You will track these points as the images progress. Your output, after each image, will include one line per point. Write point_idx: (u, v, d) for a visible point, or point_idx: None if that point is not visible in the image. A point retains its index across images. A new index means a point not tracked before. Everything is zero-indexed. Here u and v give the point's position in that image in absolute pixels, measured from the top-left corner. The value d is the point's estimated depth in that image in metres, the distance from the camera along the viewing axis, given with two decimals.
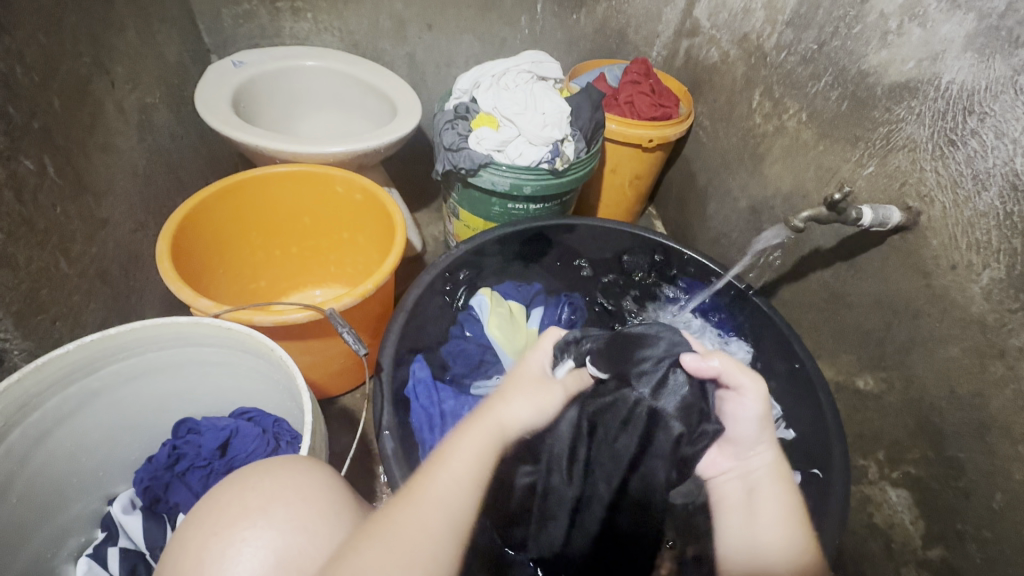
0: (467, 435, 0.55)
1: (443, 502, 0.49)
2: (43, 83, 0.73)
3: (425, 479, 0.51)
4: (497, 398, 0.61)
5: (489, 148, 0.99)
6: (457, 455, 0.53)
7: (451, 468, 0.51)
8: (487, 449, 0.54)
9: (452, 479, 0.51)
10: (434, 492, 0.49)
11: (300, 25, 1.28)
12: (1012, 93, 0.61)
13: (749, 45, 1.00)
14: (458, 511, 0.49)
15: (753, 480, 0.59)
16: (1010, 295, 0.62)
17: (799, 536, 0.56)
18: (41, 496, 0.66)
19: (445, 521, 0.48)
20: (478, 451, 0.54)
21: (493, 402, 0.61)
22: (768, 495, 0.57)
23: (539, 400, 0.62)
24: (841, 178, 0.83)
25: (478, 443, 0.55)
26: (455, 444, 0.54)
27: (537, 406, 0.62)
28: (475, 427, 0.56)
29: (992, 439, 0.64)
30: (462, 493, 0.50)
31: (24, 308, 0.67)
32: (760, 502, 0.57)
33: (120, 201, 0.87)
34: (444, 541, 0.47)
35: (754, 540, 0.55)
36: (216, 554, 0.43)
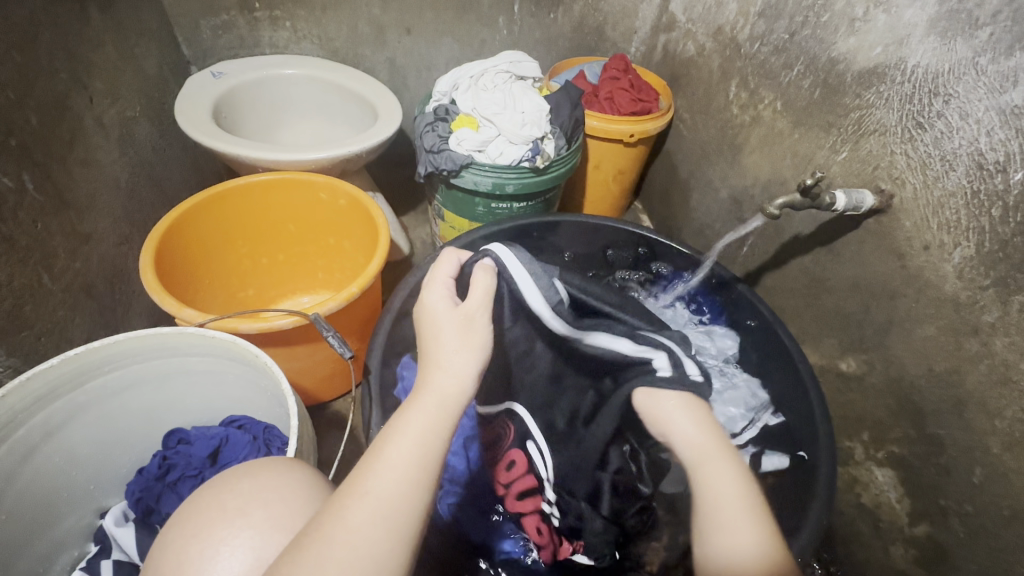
0: (414, 414, 0.47)
1: (375, 497, 0.42)
2: (19, 100, 0.73)
3: (361, 476, 0.44)
4: (432, 357, 0.52)
5: (470, 149, 1.00)
6: (394, 440, 0.46)
7: (390, 461, 0.44)
8: (431, 428, 0.47)
9: (393, 472, 0.44)
10: (365, 490, 0.43)
11: (280, 34, 1.29)
12: (974, 74, 0.62)
13: (723, 38, 1.01)
14: (401, 512, 0.42)
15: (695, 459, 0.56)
16: (980, 272, 0.63)
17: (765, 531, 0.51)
18: (31, 511, 0.66)
19: (381, 521, 0.41)
20: (423, 435, 0.46)
21: (431, 369, 0.51)
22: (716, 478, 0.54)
23: (472, 342, 0.52)
24: (816, 164, 0.84)
25: (424, 424, 0.47)
26: (398, 428, 0.47)
27: (474, 351, 0.52)
28: (420, 404, 0.48)
29: (969, 414, 0.65)
30: (401, 484, 0.43)
31: (8, 325, 0.67)
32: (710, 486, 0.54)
33: (103, 215, 0.87)
34: (386, 548, 0.41)
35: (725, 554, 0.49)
36: (196, 557, 0.44)
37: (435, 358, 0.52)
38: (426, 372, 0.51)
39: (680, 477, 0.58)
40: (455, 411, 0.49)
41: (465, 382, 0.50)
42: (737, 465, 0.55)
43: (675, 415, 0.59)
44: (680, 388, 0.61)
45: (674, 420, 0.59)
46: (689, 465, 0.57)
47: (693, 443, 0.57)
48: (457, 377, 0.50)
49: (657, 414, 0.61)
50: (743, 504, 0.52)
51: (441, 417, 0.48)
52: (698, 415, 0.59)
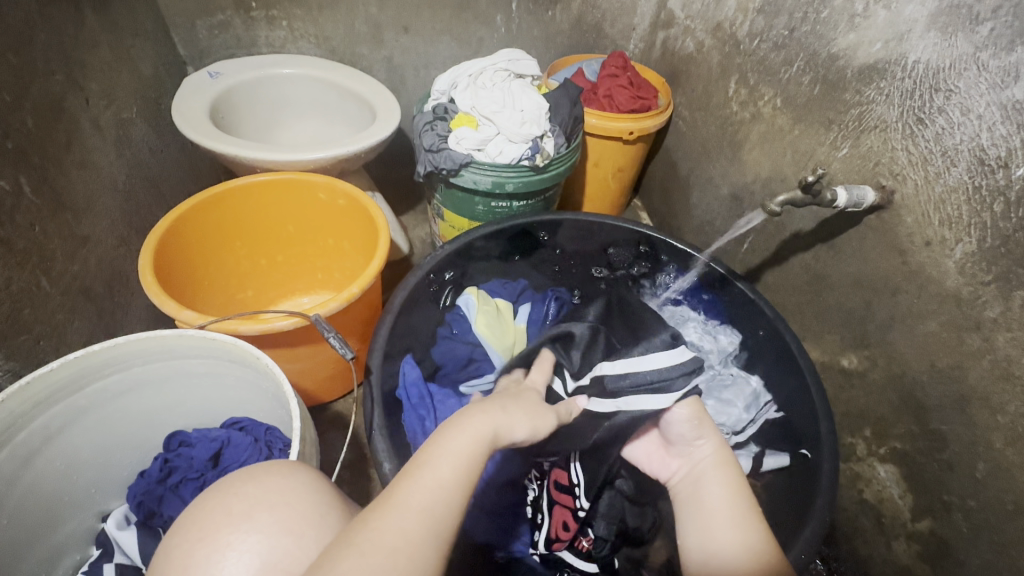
0: (458, 435, 0.49)
1: (428, 509, 0.44)
2: (15, 102, 0.72)
3: (403, 486, 0.45)
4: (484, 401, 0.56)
5: (469, 148, 0.99)
6: (447, 453, 0.48)
7: (438, 474, 0.46)
8: (479, 453, 0.49)
9: (439, 487, 0.45)
10: (419, 501, 0.44)
11: (277, 33, 1.28)
12: (975, 69, 0.62)
13: (722, 34, 1.01)
14: (442, 523, 0.43)
15: (698, 474, 0.69)
16: (982, 267, 0.63)
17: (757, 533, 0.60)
18: (33, 516, 0.66)
19: (427, 529, 0.42)
20: (467, 456, 0.48)
21: (481, 409, 0.55)
22: (712, 491, 0.66)
23: (530, 415, 0.59)
24: (817, 161, 0.84)
25: (470, 447, 0.49)
26: (440, 446, 0.49)
27: (529, 422, 0.58)
28: (464, 427, 0.51)
29: (972, 409, 0.65)
30: (450, 499, 0.45)
31: (7, 328, 0.67)
32: (705, 497, 0.66)
33: (101, 217, 0.87)
34: (427, 554, 0.41)
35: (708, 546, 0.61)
36: (202, 561, 0.43)
37: (488, 402, 0.56)
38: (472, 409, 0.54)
39: (683, 485, 0.70)
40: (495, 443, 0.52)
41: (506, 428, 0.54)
42: (736, 478, 0.67)
43: (686, 439, 0.73)
44: (695, 410, 0.74)
45: (693, 435, 0.72)
46: (697, 473, 0.70)
47: (705, 456, 0.70)
48: (509, 427, 0.55)
49: (675, 428, 0.74)
50: (741, 500, 0.64)
51: (483, 444, 0.50)
52: (707, 434, 0.72)
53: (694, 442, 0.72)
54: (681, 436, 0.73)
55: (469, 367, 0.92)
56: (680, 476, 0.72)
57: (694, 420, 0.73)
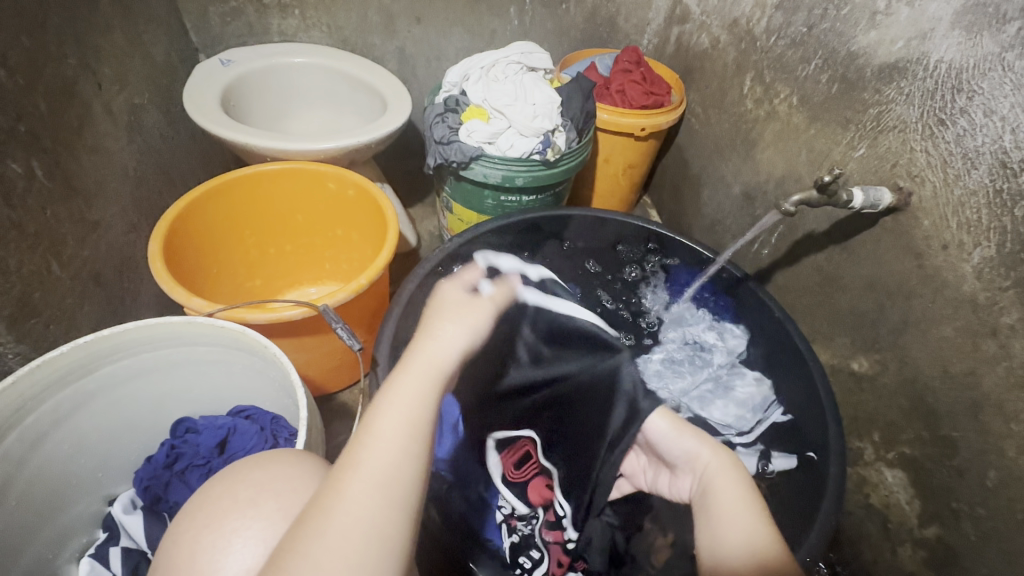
0: (398, 380, 0.50)
1: (380, 469, 0.43)
2: (28, 86, 0.73)
3: (355, 449, 0.45)
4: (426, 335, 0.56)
5: (480, 141, 0.99)
6: (389, 409, 0.48)
7: (386, 427, 0.46)
8: (419, 395, 0.49)
9: (388, 436, 0.45)
10: (368, 463, 0.44)
11: (289, 22, 1.27)
12: (1000, 70, 0.61)
13: (738, 30, 0.99)
14: (399, 469, 0.44)
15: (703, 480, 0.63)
16: (1000, 273, 0.62)
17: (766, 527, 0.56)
18: (40, 498, 0.66)
19: (385, 482, 0.43)
20: (413, 397, 0.49)
21: (421, 343, 0.54)
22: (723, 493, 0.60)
23: (466, 325, 0.57)
24: (832, 161, 0.83)
25: (415, 388, 0.50)
26: (387, 396, 0.49)
27: (466, 333, 0.57)
28: (406, 373, 0.51)
29: (985, 416, 0.64)
30: (401, 448, 0.45)
31: (17, 311, 0.67)
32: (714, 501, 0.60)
33: (111, 202, 0.87)
34: (389, 503, 0.42)
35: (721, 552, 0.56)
36: (208, 549, 0.44)
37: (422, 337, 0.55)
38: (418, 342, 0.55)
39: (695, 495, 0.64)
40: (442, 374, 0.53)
41: (451, 353, 0.54)
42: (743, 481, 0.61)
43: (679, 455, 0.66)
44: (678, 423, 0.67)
45: (684, 447, 0.65)
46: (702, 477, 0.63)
47: (706, 462, 0.63)
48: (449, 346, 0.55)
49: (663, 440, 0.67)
50: (751, 500, 0.59)
51: (428, 380, 0.51)
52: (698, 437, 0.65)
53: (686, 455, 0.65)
54: (672, 451, 0.66)
55: None
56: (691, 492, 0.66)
57: (672, 425, 0.67)
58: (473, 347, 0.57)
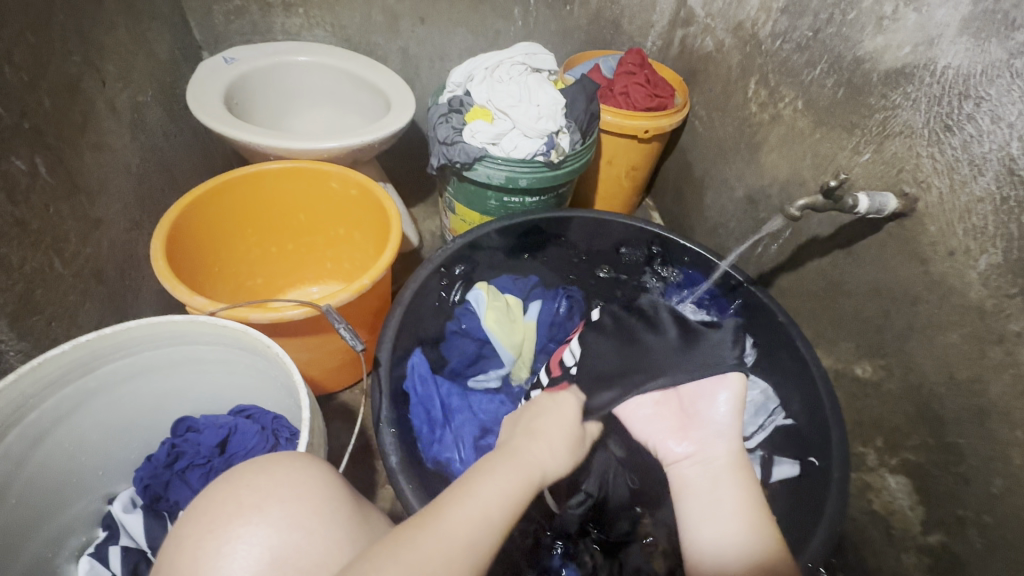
0: (503, 462, 0.54)
1: (466, 527, 0.46)
2: (32, 83, 0.72)
3: (447, 503, 0.47)
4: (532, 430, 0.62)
5: (483, 141, 0.98)
6: (488, 478, 0.51)
7: (480, 491, 0.50)
8: (521, 481, 0.53)
9: (482, 503, 0.48)
10: (459, 517, 0.46)
11: (293, 20, 1.27)
12: (1008, 76, 0.60)
13: (743, 34, 0.99)
14: (485, 539, 0.46)
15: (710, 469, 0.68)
16: (1008, 280, 0.62)
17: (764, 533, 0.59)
18: (41, 496, 0.66)
19: (469, 543, 0.45)
20: (515, 481, 0.52)
21: (529, 441, 0.59)
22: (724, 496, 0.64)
23: (565, 438, 0.63)
24: (837, 165, 0.83)
25: (513, 474, 0.53)
26: (485, 470, 0.52)
27: (564, 446, 0.62)
28: (511, 456, 0.56)
29: (990, 424, 0.64)
30: (489, 518, 0.47)
31: (19, 308, 0.67)
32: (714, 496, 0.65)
33: (114, 200, 0.86)
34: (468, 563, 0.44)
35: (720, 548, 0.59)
36: (211, 554, 0.43)
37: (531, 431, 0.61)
38: (526, 436, 0.60)
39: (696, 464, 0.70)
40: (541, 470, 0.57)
41: (551, 458, 0.59)
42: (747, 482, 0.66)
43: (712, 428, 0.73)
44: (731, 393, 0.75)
45: (712, 434, 0.72)
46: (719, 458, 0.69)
47: (719, 454, 0.70)
48: (550, 453, 0.60)
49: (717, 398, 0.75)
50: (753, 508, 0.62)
51: (529, 470, 0.55)
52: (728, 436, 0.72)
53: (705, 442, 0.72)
54: (718, 423, 0.73)
55: (478, 361, 0.94)
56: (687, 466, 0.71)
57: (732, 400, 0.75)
58: (567, 460, 0.62)
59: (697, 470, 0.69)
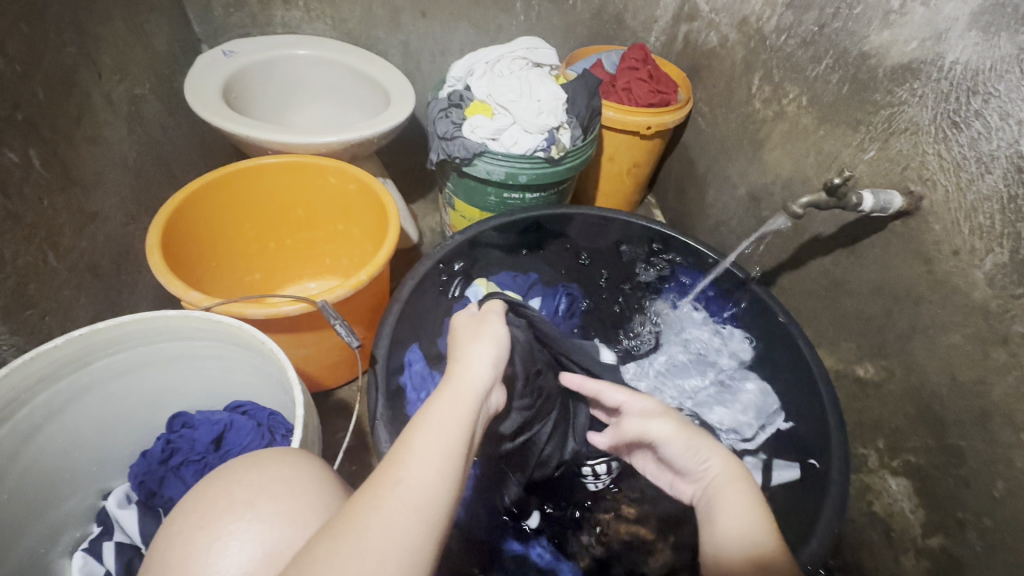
0: (431, 406, 0.48)
1: (410, 491, 0.41)
2: (26, 74, 0.71)
3: (389, 469, 0.43)
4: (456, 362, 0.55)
5: (483, 137, 0.97)
6: (424, 425, 0.46)
7: (412, 449, 0.44)
8: (457, 410, 0.49)
9: (414, 460, 0.43)
10: (398, 479, 0.42)
11: (292, 13, 1.26)
12: (1018, 72, 0.59)
13: (748, 29, 0.97)
14: (425, 497, 0.41)
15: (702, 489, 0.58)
16: (1013, 280, 0.60)
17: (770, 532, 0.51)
18: (33, 491, 0.66)
19: (409, 511, 0.40)
20: (444, 423, 0.47)
21: (456, 368, 0.54)
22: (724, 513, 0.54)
23: (496, 339, 0.58)
24: (842, 163, 0.81)
25: (448, 408, 0.49)
26: (422, 418, 0.48)
27: (497, 348, 0.57)
28: (439, 398, 0.50)
29: (994, 426, 0.63)
30: (433, 465, 0.43)
31: (12, 302, 0.66)
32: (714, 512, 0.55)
33: (110, 194, 0.86)
34: (411, 530, 0.39)
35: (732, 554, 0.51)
36: (203, 550, 0.43)
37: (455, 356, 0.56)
38: (453, 370, 0.54)
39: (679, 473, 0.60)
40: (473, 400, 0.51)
41: (479, 380, 0.52)
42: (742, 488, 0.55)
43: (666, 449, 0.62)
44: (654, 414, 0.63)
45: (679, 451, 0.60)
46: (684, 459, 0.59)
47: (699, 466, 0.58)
48: (478, 376, 0.53)
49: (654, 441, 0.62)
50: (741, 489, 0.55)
51: (458, 407, 0.49)
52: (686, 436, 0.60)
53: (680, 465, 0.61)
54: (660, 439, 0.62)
55: None
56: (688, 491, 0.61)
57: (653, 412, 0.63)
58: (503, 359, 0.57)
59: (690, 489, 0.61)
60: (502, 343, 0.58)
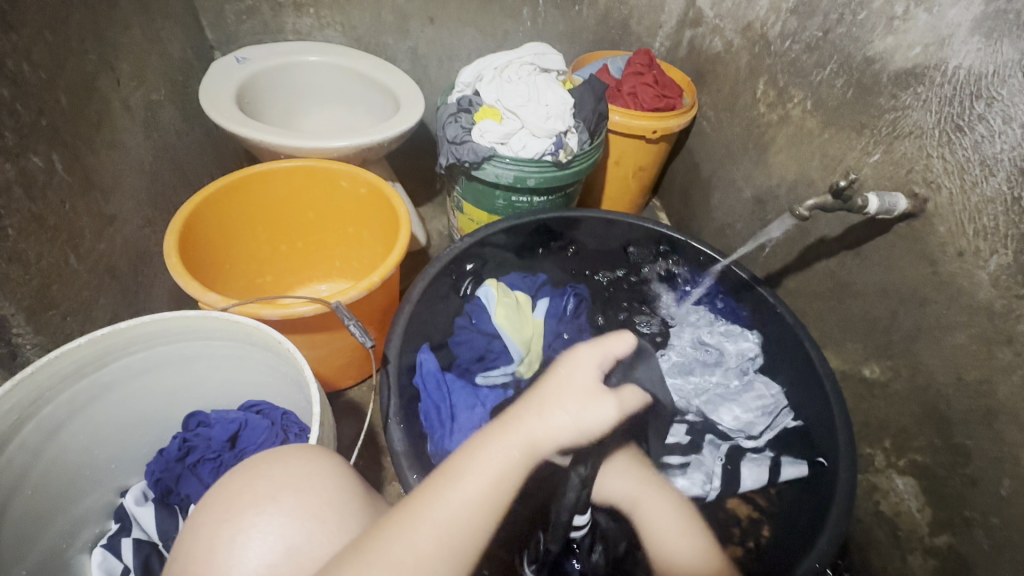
0: (492, 449, 0.50)
1: (445, 525, 0.44)
2: (50, 81, 0.73)
3: (429, 499, 0.45)
4: (535, 405, 0.55)
5: (492, 141, 0.99)
6: (476, 468, 0.48)
7: (464, 488, 0.46)
8: (513, 464, 0.50)
9: (463, 502, 0.46)
10: (436, 514, 0.44)
11: (303, 21, 1.28)
12: (1020, 77, 0.60)
13: (752, 34, 0.99)
14: (460, 541, 0.44)
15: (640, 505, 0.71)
16: (1018, 280, 0.61)
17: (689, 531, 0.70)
18: (55, 487, 0.67)
19: (443, 548, 0.43)
20: (498, 472, 0.48)
21: (531, 415, 0.54)
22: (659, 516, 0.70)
23: (586, 414, 0.57)
24: (846, 166, 0.82)
25: (506, 459, 0.49)
26: (476, 458, 0.49)
27: (581, 421, 0.57)
28: (503, 440, 0.51)
29: (1000, 425, 0.64)
30: (472, 513, 0.45)
31: (36, 303, 0.68)
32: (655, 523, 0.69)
33: (128, 197, 0.88)
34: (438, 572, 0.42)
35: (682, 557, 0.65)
36: (227, 542, 0.44)
37: (537, 405, 0.55)
38: (525, 416, 0.54)
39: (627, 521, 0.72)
40: (533, 458, 0.52)
41: (551, 437, 0.53)
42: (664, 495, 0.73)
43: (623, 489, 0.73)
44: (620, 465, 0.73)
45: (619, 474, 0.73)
46: (633, 500, 0.72)
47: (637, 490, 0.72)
48: (551, 437, 0.53)
49: (612, 493, 0.72)
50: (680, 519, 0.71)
51: (518, 462, 0.50)
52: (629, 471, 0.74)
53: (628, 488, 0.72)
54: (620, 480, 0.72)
55: (485, 359, 0.94)
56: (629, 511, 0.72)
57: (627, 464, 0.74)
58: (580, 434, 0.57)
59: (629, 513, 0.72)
60: (591, 425, 0.58)
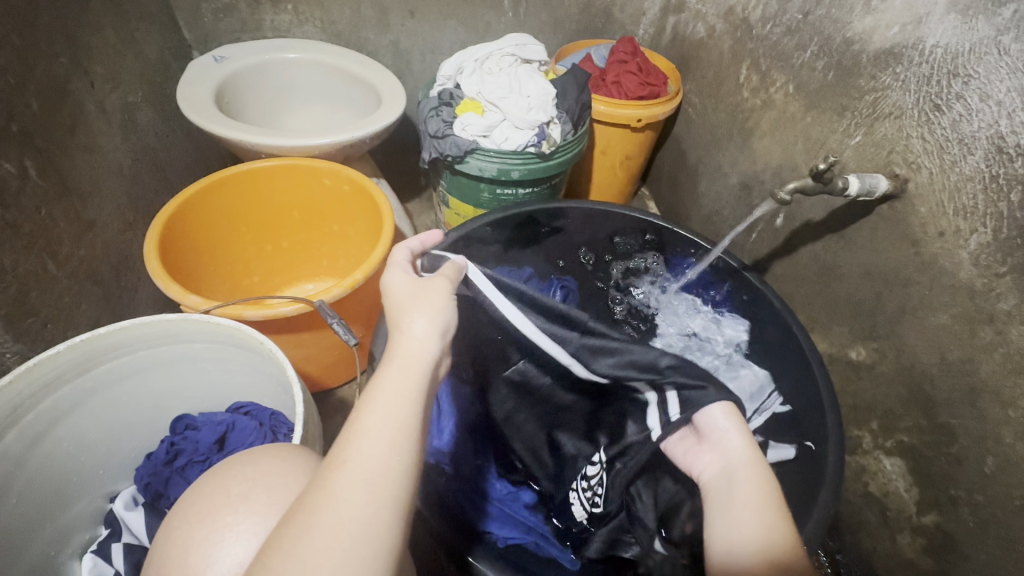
0: (385, 376, 0.44)
1: (365, 469, 0.39)
2: (20, 85, 0.72)
3: (341, 448, 0.41)
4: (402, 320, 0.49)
5: (474, 134, 0.98)
6: (374, 403, 0.43)
7: (371, 427, 0.41)
8: (408, 384, 0.44)
9: (373, 440, 0.41)
10: (352, 462, 0.40)
11: (281, 17, 1.27)
12: (997, 53, 0.60)
13: (734, 18, 0.98)
14: (386, 476, 0.40)
15: (729, 469, 0.58)
16: (997, 259, 0.61)
17: (786, 529, 0.51)
18: (42, 495, 0.67)
19: (369, 490, 0.39)
20: (398, 395, 0.43)
21: (397, 332, 0.48)
22: (742, 484, 0.56)
23: (441, 310, 0.50)
24: (829, 149, 0.82)
25: (398, 383, 0.44)
26: (371, 390, 0.44)
27: (443, 317, 0.49)
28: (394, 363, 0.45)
29: (983, 404, 0.64)
30: (389, 450, 0.41)
31: (14, 311, 0.67)
32: (737, 491, 0.55)
33: (107, 202, 0.87)
34: (377, 513, 0.38)
35: (738, 540, 0.51)
36: (203, 543, 0.44)
37: (402, 320, 0.49)
38: (395, 333, 0.48)
39: (712, 482, 0.59)
40: (429, 365, 0.46)
41: (429, 343, 0.47)
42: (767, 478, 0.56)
43: (718, 439, 0.61)
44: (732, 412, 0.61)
45: (725, 427, 0.60)
46: (728, 467, 0.58)
47: (737, 451, 0.58)
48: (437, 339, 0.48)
49: (713, 444, 0.61)
50: (768, 501, 0.53)
51: (415, 376, 0.45)
52: (741, 430, 0.60)
53: (721, 445, 0.60)
54: (710, 427, 0.61)
55: None
56: (708, 474, 0.61)
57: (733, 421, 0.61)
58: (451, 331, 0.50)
59: (715, 473, 0.59)
60: (454, 314, 0.51)
